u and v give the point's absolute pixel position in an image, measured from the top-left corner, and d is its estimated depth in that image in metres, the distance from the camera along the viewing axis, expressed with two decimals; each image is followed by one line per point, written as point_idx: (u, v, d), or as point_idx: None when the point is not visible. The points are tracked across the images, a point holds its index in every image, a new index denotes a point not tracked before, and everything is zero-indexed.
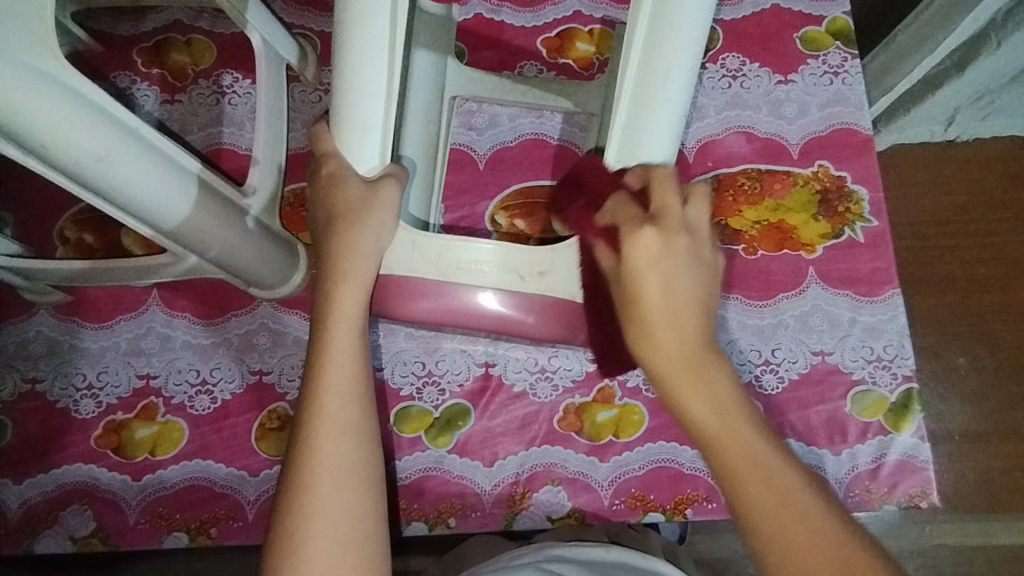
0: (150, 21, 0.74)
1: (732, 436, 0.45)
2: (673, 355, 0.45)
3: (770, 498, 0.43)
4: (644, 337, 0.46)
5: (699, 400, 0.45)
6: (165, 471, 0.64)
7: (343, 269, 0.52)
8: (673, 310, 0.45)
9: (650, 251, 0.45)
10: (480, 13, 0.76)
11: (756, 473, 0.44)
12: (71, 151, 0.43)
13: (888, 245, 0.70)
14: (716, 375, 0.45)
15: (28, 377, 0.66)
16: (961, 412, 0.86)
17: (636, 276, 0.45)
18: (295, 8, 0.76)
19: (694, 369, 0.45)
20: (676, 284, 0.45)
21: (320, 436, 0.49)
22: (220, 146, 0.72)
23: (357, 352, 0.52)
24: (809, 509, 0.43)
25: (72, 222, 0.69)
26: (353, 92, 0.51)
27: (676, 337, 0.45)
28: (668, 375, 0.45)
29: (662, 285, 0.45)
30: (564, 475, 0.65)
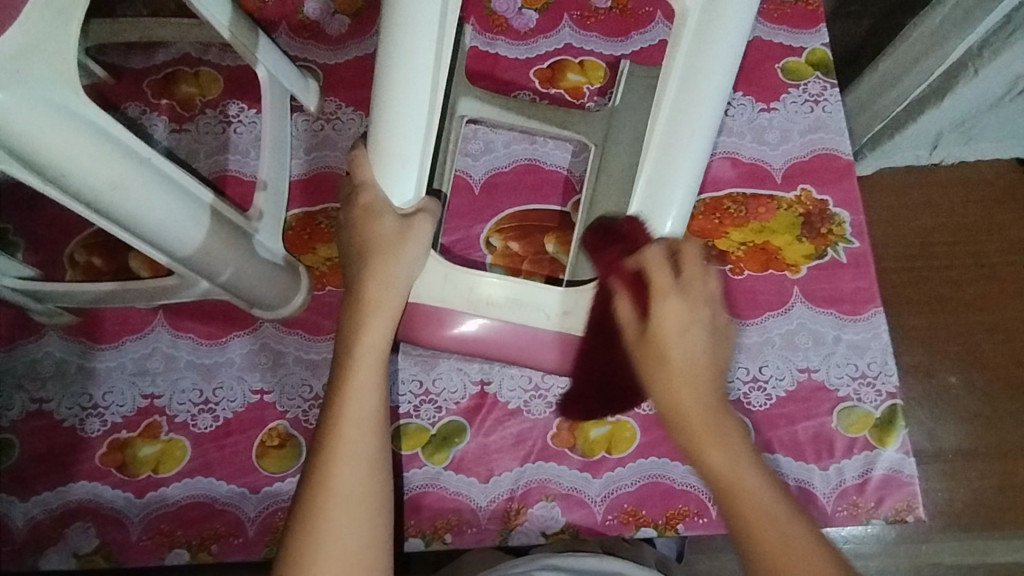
0: (160, 54, 0.78)
1: (741, 485, 0.49)
2: (689, 411, 0.51)
3: (776, 539, 0.47)
4: (664, 383, 0.52)
5: (715, 454, 0.50)
6: (168, 489, 0.65)
7: (373, 300, 0.55)
8: (694, 369, 0.52)
9: (681, 315, 0.52)
10: (476, 46, 0.79)
11: (762, 520, 0.48)
12: (86, 179, 0.46)
13: (870, 266, 0.73)
14: (731, 433, 0.51)
15: (36, 397, 0.68)
16: (953, 430, 0.88)
17: (662, 338, 0.52)
18: (299, 42, 0.79)
19: (703, 427, 0.51)
20: (697, 344, 0.52)
21: (340, 459, 0.51)
22: (226, 172, 0.74)
23: (379, 378, 0.54)
24: (810, 550, 0.47)
25: (82, 246, 0.71)
26: (391, 121, 0.57)
27: (695, 400, 0.51)
28: (682, 421, 0.51)
29: (687, 346, 0.52)
30: (558, 490, 0.66)
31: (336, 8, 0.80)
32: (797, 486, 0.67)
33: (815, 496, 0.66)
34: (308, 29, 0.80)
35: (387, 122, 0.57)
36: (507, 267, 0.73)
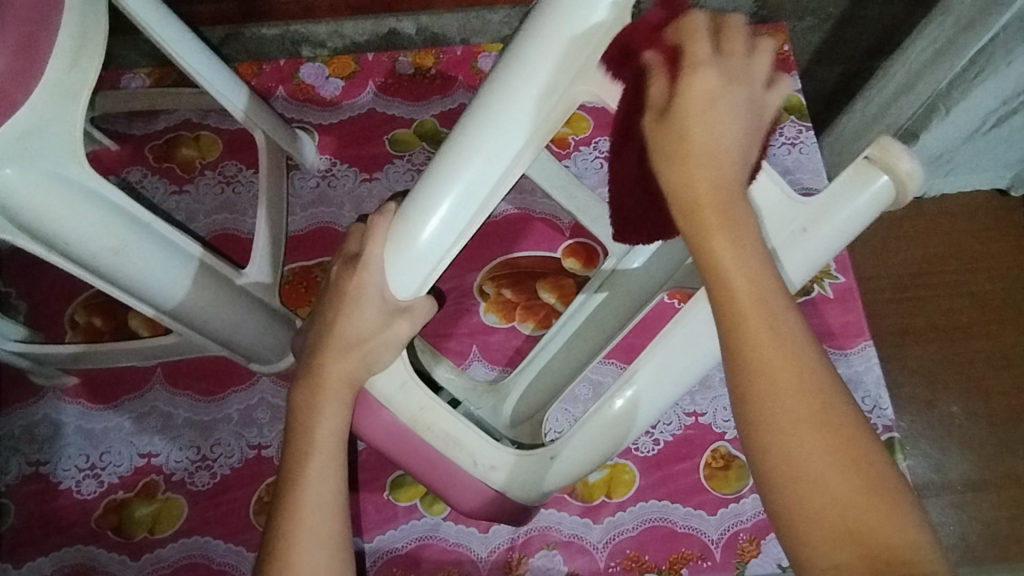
0: (162, 120, 0.81)
1: (757, 310, 0.36)
2: (702, 192, 0.37)
3: (786, 378, 0.35)
4: (678, 165, 0.38)
5: (728, 256, 0.37)
6: (164, 549, 0.64)
7: (327, 375, 0.48)
8: (716, 158, 0.37)
9: (710, 87, 0.37)
10: (464, 103, 0.83)
11: (785, 358, 0.35)
12: (81, 242, 0.47)
13: (856, 300, 0.74)
14: (778, 302, 0.36)
15: (33, 460, 0.68)
16: (959, 460, 0.87)
17: (698, 108, 0.37)
18: (295, 104, 0.83)
19: (715, 227, 0.37)
20: (731, 134, 0.38)
21: (297, 547, 0.45)
22: (224, 231, 0.77)
23: (338, 450, 0.48)
24: (829, 394, 0.35)
25: (82, 307, 0.73)
26: (422, 189, 0.44)
27: (717, 207, 0.37)
28: (691, 207, 0.37)
29: (717, 132, 0.37)
30: (559, 538, 0.65)
31: (331, 72, 0.84)
32: None
33: None
34: (303, 92, 0.83)
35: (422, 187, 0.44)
36: (500, 314, 0.74)
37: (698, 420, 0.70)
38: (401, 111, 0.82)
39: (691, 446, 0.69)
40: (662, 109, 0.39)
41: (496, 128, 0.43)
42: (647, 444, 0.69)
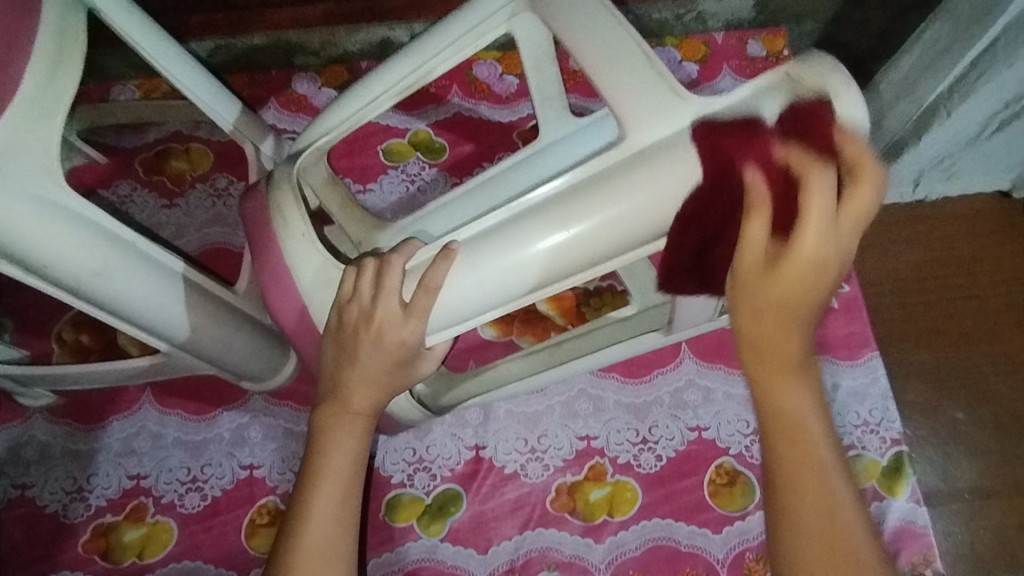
0: (152, 133, 0.80)
1: (795, 427, 0.42)
2: (772, 343, 0.42)
3: (815, 510, 0.40)
4: (761, 305, 0.41)
5: (783, 391, 0.42)
6: (153, 575, 0.62)
7: (350, 401, 0.52)
8: (786, 307, 0.41)
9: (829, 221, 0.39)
10: (459, 113, 0.82)
11: (815, 485, 0.41)
12: (54, 260, 0.45)
13: (861, 309, 0.73)
14: (818, 442, 0.42)
15: (19, 483, 0.66)
16: (966, 468, 0.82)
17: (803, 257, 0.39)
18: (287, 114, 0.82)
19: (781, 363, 0.42)
20: (829, 270, 0.40)
21: (305, 556, 0.49)
22: (215, 245, 0.75)
23: (353, 466, 0.52)
24: (853, 535, 0.40)
25: (70, 324, 0.71)
26: (479, 246, 0.46)
27: (791, 350, 0.42)
28: (757, 341, 0.42)
29: (819, 267, 0.40)
30: (561, 559, 0.64)
31: (323, 82, 0.83)
32: None
33: None
34: (296, 102, 0.82)
35: (485, 248, 0.46)
36: (497, 328, 0.73)
37: (701, 435, 0.68)
38: (394, 121, 0.81)
39: (695, 462, 0.67)
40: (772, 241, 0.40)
41: (593, 232, 0.44)
42: (649, 460, 0.67)
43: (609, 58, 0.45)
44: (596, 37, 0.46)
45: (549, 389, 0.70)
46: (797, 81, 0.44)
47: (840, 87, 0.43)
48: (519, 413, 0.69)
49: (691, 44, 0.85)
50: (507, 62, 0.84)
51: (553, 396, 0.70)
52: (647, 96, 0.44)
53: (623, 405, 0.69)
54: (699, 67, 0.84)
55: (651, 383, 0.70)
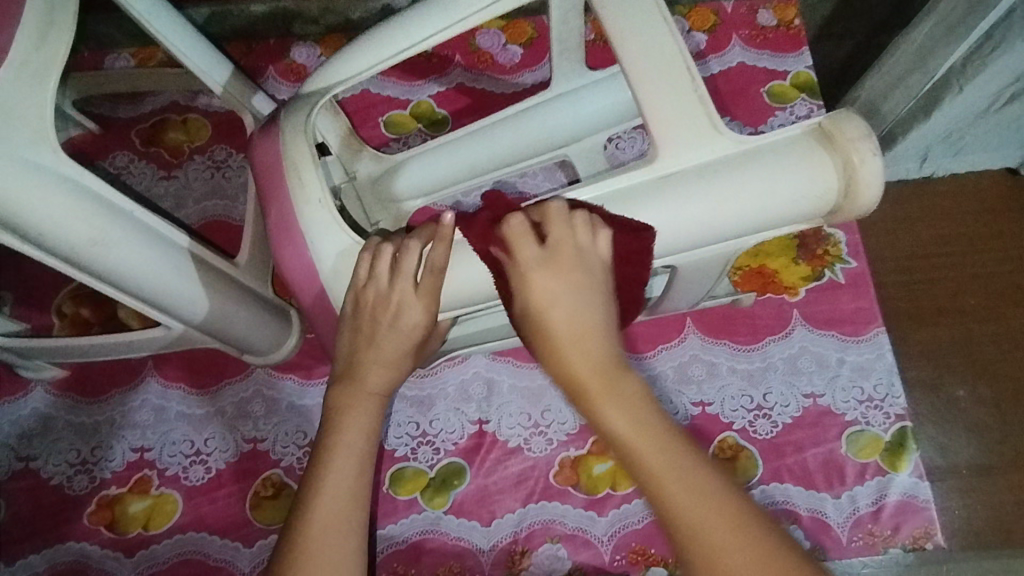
0: (148, 103, 0.78)
1: (663, 450, 0.40)
2: (577, 373, 0.42)
3: (705, 513, 0.39)
4: (553, 358, 0.43)
5: (613, 413, 0.41)
6: (158, 546, 0.63)
7: (365, 377, 0.52)
8: (578, 326, 0.43)
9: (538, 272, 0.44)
10: (462, 83, 0.80)
11: (694, 489, 0.39)
12: (49, 227, 0.44)
13: (868, 285, 0.72)
14: (684, 449, 0.40)
15: (22, 455, 0.66)
16: (964, 443, 0.80)
17: (559, 257, 0.45)
18: (286, 84, 0.80)
19: (609, 385, 0.42)
20: (567, 304, 0.44)
21: (316, 533, 0.48)
22: (215, 218, 0.74)
23: (367, 440, 0.52)
24: (750, 529, 0.38)
25: (69, 298, 0.70)
26: (473, 246, 0.48)
27: (587, 368, 0.42)
28: (586, 384, 0.42)
29: (564, 307, 0.44)
30: (564, 531, 0.64)
31: (322, 51, 0.81)
32: (810, 516, 0.64)
33: (829, 527, 0.64)
34: (295, 71, 0.80)
35: (479, 249, 0.48)
36: None
37: (705, 410, 0.68)
38: (397, 92, 0.80)
39: (698, 437, 0.67)
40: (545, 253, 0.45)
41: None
42: None
43: (656, 69, 0.47)
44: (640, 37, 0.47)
45: None
46: (827, 136, 0.44)
47: (867, 154, 0.43)
48: (523, 388, 0.69)
49: (700, 13, 0.83)
50: (511, 30, 0.82)
51: None
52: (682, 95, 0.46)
53: None
54: (708, 36, 0.82)
55: (655, 358, 0.70)
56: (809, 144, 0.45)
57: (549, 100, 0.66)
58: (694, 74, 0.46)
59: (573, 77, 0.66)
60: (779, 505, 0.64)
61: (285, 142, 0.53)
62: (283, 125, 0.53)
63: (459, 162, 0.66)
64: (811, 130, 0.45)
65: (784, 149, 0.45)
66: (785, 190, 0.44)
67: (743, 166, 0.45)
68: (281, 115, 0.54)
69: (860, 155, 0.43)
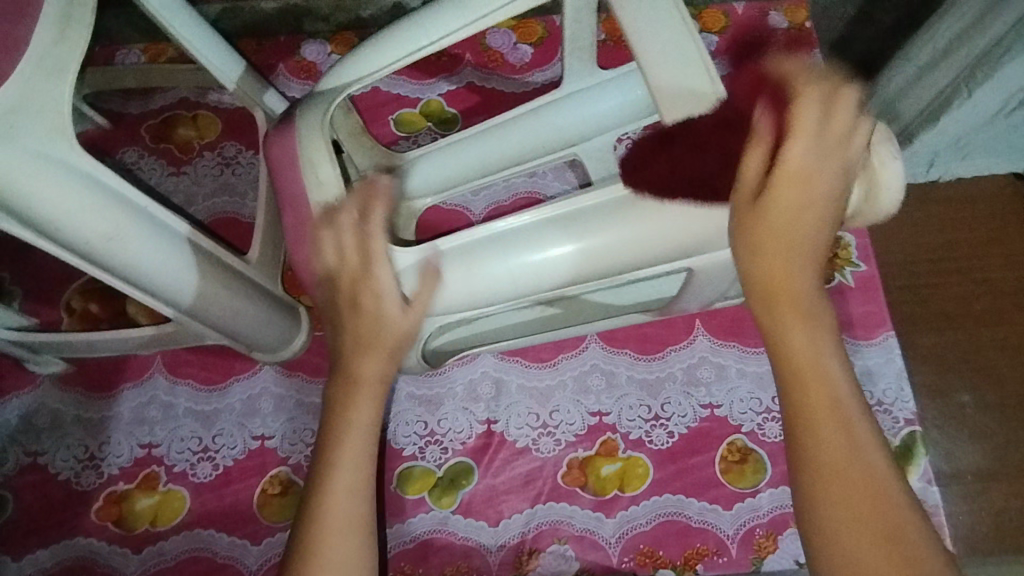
0: (158, 99, 0.78)
1: (818, 380, 0.41)
2: (774, 273, 0.42)
3: (841, 447, 0.39)
4: (747, 242, 0.42)
5: (791, 326, 0.42)
6: (166, 542, 0.63)
7: (360, 365, 0.50)
8: (790, 235, 0.42)
9: (809, 155, 0.41)
10: (471, 82, 0.80)
11: (828, 406, 0.40)
12: (61, 220, 0.45)
13: (878, 289, 0.72)
14: (846, 394, 0.41)
15: (30, 450, 0.66)
16: (970, 449, 0.77)
17: (830, 142, 0.41)
18: (296, 81, 0.80)
19: (794, 299, 0.42)
20: (808, 206, 0.42)
21: (327, 538, 0.47)
22: (224, 214, 0.74)
23: (369, 434, 0.51)
24: (885, 482, 0.39)
25: (78, 293, 0.70)
26: (491, 247, 0.49)
27: (784, 264, 0.42)
28: (764, 287, 0.42)
29: (798, 207, 0.41)
30: (571, 532, 0.64)
31: (333, 49, 0.81)
32: None
33: None
34: (305, 69, 0.80)
35: (497, 248, 0.49)
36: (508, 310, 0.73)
37: (714, 412, 0.68)
38: (407, 90, 0.80)
39: (706, 439, 0.67)
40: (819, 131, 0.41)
41: (591, 251, 0.48)
42: (661, 436, 0.67)
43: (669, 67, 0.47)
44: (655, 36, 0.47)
45: (562, 365, 0.70)
46: None
47: (887, 157, 0.46)
48: (531, 388, 0.69)
49: (711, 15, 0.83)
50: (522, 30, 0.82)
51: (566, 371, 0.69)
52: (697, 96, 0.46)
53: (635, 381, 0.69)
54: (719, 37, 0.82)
55: (664, 359, 0.70)
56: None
57: (560, 101, 0.66)
58: (710, 71, 0.46)
59: (582, 77, 0.66)
60: (788, 509, 0.64)
61: (300, 142, 0.53)
62: (298, 125, 0.53)
63: (470, 162, 0.67)
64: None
65: None
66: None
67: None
68: (298, 112, 0.54)
69: (882, 158, 0.45)
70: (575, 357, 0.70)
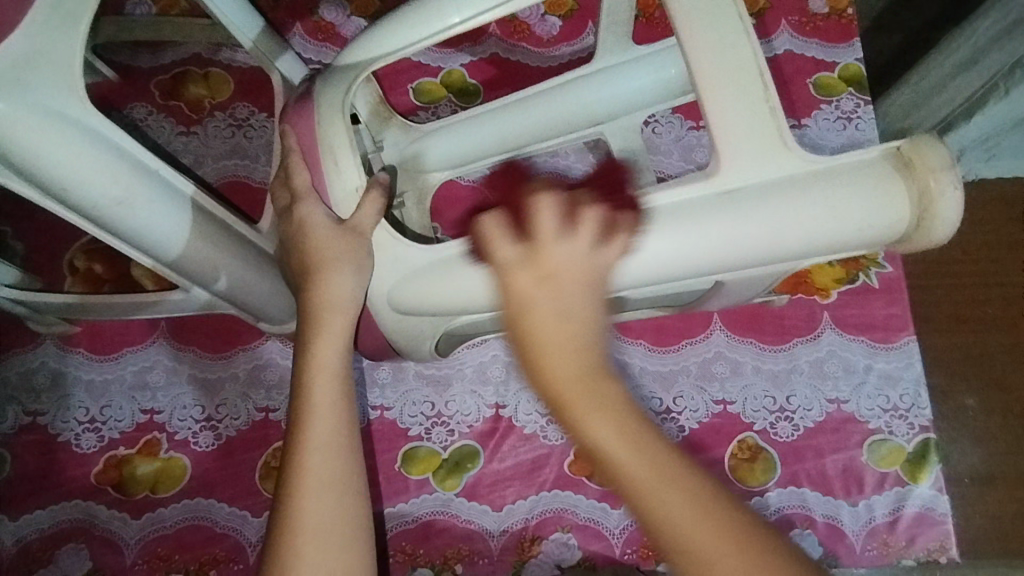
0: (169, 54, 0.75)
1: (661, 482, 0.34)
2: (560, 383, 0.36)
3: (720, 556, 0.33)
4: (536, 368, 0.37)
5: (599, 424, 0.35)
6: (166, 510, 0.62)
7: (330, 292, 0.49)
8: (573, 342, 0.37)
9: (518, 260, 0.40)
10: (496, 54, 0.77)
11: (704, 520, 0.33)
12: (65, 180, 0.43)
13: (901, 292, 0.70)
14: (703, 494, 0.34)
15: (30, 410, 0.65)
16: (970, 451, 0.75)
17: (537, 258, 0.39)
18: (314, 43, 0.76)
19: (592, 401, 0.35)
20: (561, 314, 0.38)
21: (311, 487, 0.43)
22: (235, 179, 0.71)
23: (344, 366, 0.49)
24: None
25: (81, 252, 0.68)
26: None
27: (566, 364, 0.36)
28: (568, 394, 0.36)
29: (557, 307, 0.38)
30: (576, 521, 0.63)
31: (353, 10, 0.78)
32: (825, 522, 0.63)
33: (843, 534, 0.63)
34: (323, 31, 0.77)
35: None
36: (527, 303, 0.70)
37: (727, 408, 0.66)
38: (428, 59, 0.77)
39: (717, 436, 0.66)
40: (532, 255, 0.40)
41: (636, 257, 0.46)
42: (671, 430, 0.66)
43: (719, 62, 0.45)
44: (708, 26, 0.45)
45: None
46: (906, 164, 0.44)
47: (947, 187, 0.43)
48: None
49: None
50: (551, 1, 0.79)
51: None
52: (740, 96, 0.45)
53: (648, 372, 0.68)
54: (756, 20, 0.78)
55: (679, 352, 0.68)
56: (884, 170, 0.44)
57: (593, 75, 0.63)
58: (765, 82, 0.45)
59: (617, 52, 0.63)
60: (794, 509, 0.63)
61: (321, 112, 0.51)
62: (319, 96, 0.51)
63: (493, 134, 0.64)
64: (889, 153, 0.45)
65: (857, 174, 0.44)
66: (854, 216, 0.44)
67: (816, 184, 0.44)
68: (320, 81, 0.52)
69: (943, 186, 0.43)
70: None
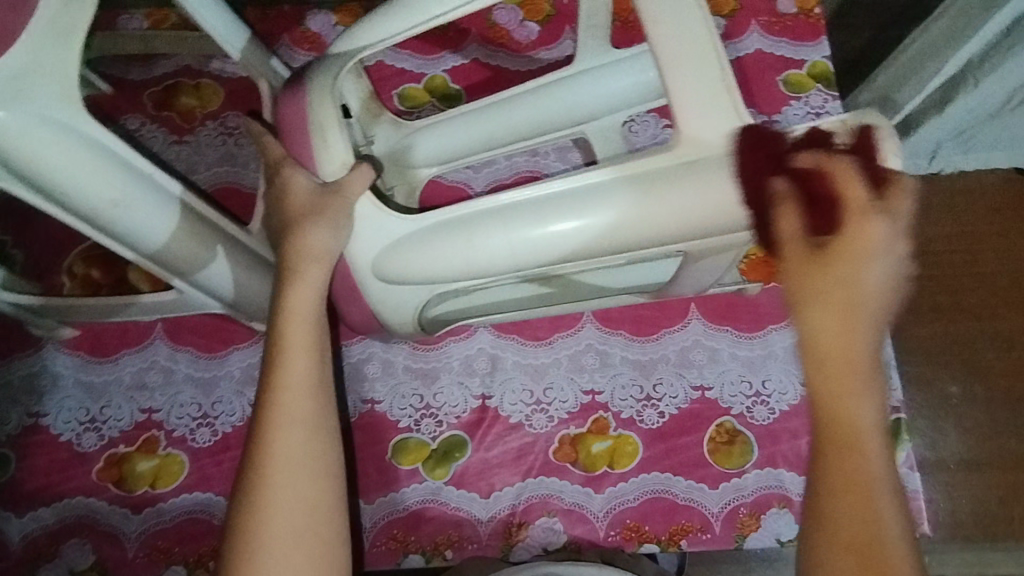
0: (160, 66, 0.78)
1: (856, 445, 0.40)
2: (843, 354, 0.40)
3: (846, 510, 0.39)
4: (830, 331, 0.41)
5: (855, 400, 0.40)
6: (166, 504, 0.64)
7: (305, 246, 0.51)
8: (873, 299, 0.40)
9: (880, 234, 0.41)
10: (477, 58, 0.80)
11: (848, 485, 0.40)
12: (64, 182, 0.46)
13: None
14: (878, 479, 0.40)
15: (32, 412, 0.67)
16: (953, 437, 0.78)
17: (889, 211, 0.42)
18: (300, 53, 0.79)
19: (847, 372, 0.40)
20: (892, 275, 0.41)
21: (282, 419, 0.47)
22: (227, 185, 0.74)
23: (316, 312, 0.51)
24: (885, 523, 0.39)
25: (80, 258, 0.71)
26: (492, 223, 0.50)
27: (850, 339, 0.40)
28: (829, 367, 0.40)
29: (879, 279, 0.41)
30: (560, 506, 0.65)
31: (338, 20, 0.80)
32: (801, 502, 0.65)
33: None
34: (309, 41, 0.80)
35: (496, 221, 0.50)
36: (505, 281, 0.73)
37: (705, 394, 0.69)
38: (411, 65, 0.80)
39: (696, 421, 0.68)
40: (809, 255, 0.42)
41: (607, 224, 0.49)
42: (652, 416, 0.68)
43: (682, 54, 0.48)
44: (673, 22, 0.48)
45: (558, 343, 0.71)
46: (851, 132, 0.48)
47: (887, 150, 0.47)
48: (526, 364, 0.70)
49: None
50: (529, 7, 0.81)
51: (561, 350, 0.71)
52: (706, 92, 0.48)
53: (629, 361, 0.70)
54: (727, 21, 0.82)
55: (658, 342, 0.71)
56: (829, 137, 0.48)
57: (572, 78, 0.66)
58: (724, 71, 0.48)
59: (596, 54, 0.66)
60: (771, 489, 0.66)
61: (304, 120, 0.53)
62: (300, 105, 0.54)
63: (475, 136, 0.67)
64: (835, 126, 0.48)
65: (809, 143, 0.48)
66: None
67: None
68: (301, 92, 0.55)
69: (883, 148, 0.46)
70: (570, 336, 0.71)
